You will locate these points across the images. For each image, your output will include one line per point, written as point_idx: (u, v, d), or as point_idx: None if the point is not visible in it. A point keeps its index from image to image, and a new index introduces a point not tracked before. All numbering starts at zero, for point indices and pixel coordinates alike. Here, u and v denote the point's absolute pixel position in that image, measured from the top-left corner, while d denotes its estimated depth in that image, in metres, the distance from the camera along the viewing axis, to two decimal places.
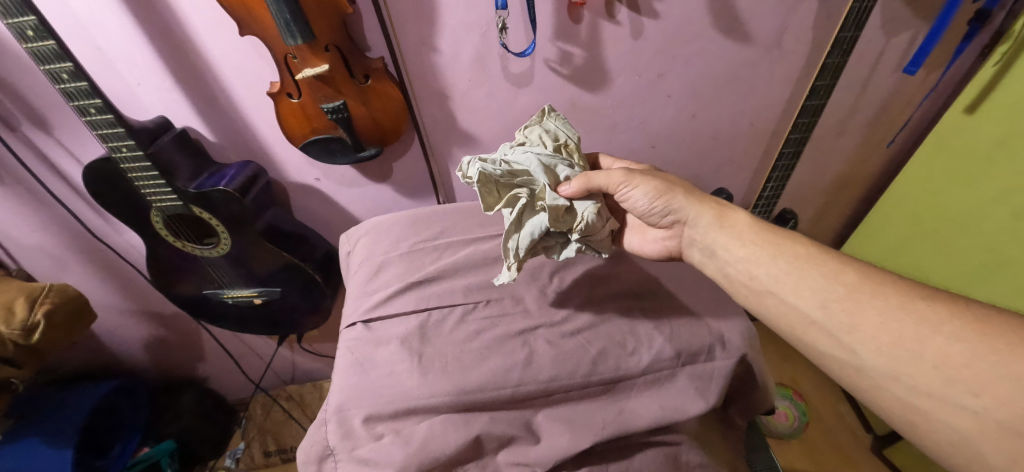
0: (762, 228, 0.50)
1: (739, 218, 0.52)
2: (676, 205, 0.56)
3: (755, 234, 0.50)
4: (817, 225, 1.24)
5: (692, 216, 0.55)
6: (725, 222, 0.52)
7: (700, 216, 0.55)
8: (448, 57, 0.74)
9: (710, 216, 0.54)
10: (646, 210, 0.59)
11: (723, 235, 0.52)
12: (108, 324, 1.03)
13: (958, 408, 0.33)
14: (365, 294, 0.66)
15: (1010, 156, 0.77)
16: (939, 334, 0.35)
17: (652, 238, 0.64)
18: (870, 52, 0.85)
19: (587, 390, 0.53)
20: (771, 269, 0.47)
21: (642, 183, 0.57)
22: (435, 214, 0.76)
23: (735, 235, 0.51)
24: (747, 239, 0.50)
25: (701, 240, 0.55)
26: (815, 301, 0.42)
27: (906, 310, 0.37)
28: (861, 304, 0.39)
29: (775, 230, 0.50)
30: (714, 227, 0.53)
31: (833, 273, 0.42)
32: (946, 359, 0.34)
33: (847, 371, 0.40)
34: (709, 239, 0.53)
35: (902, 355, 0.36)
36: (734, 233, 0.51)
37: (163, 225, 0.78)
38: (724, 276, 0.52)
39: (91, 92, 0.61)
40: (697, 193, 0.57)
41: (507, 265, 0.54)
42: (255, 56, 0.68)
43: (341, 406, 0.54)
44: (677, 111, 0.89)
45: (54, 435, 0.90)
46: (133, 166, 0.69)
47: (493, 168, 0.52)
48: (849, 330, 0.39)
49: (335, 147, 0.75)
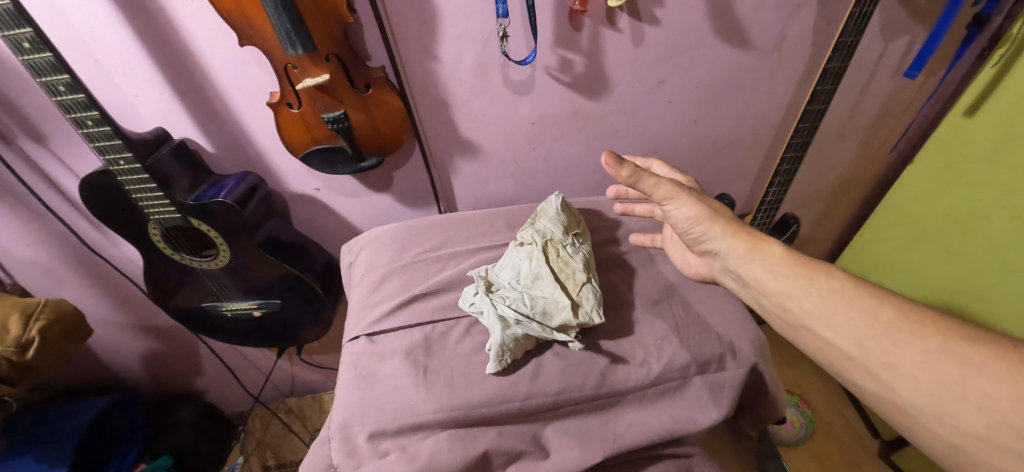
0: (796, 262, 0.48)
1: (773, 250, 0.50)
2: (711, 234, 0.53)
3: (790, 268, 0.48)
4: (818, 229, 1.23)
5: (723, 247, 0.53)
6: (757, 254, 0.50)
7: (732, 248, 0.52)
8: (449, 65, 0.74)
9: (742, 247, 0.51)
10: (683, 231, 0.56)
11: (754, 268, 0.50)
12: (104, 338, 1.01)
13: (1005, 451, 0.33)
14: (366, 308, 0.65)
15: (1009, 160, 0.78)
16: (983, 376, 0.35)
17: (689, 257, 0.62)
18: (869, 57, 0.85)
19: (597, 403, 0.52)
20: (805, 302, 0.45)
21: (685, 203, 0.53)
22: (437, 223, 0.74)
23: (768, 268, 0.49)
24: (780, 272, 0.48)
25: (733, 270, 0.53)
26: (851, 339, 0.42)
27: (946, 351, 0.37)
28: (899, 343, 0.39)
29: (812, 263, 0.47)
30: (746, 259, 0.51)
31: (869, 309, 0.42)
32: (991, 401, 0.34)
33: (887, 407, 0.40)
34: (739, 270, 0.51)
35: (944, 396, 0.36)
36: (767, 267, 0.49)
37: (161, 237, 0.77)
38: (759, 305, 0.51)
39: (88, 104, 0.60)
40: (734, 221, 0.53)
41: (508, 321, 0.55)
42: (255, 66, 0.68)
43: (345, 423, 0.52)
44: (677, 116, 0.89)
45: (47, 455, 0.89)
46: (130, 178, 0.68)
47: (476, 270, 0.63)
48: (888, 367, 0.39)
49: (334, 157, 0.75)
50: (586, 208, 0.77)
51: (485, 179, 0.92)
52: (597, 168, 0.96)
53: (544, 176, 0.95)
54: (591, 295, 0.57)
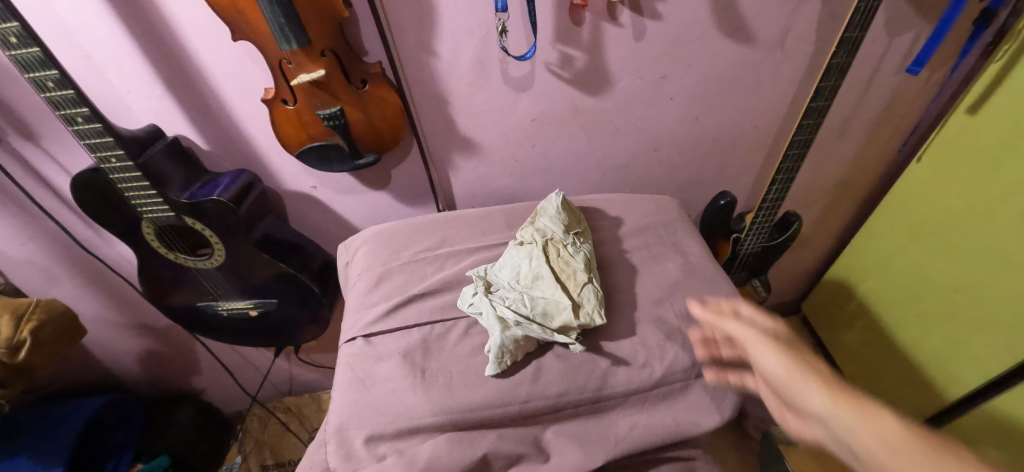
0: (922, 441, 0.35)
1: (891, 424, 0.36)
2: (806, 392, 0.42)
3: (914, 449, 0.34)
4: (820, 227, 1.22)
5: (825, 413, 0.40)
6: (868, 424, 0.37)
7: (836, 414, 0.39)
8: (447, 61, 0.72)
9: (849, 415, 0.38)
10: (774, 389, 0.45)
11: (867, 447, 0.36)
12: (99, 338, 1.00)
13: None
14: (364, 308, 0.64)
15: (1009, 158, 0.77)
16: None
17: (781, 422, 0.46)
18: (873, 53, 0.84)
19: (598, 405, 0.51)
20: None
21: (772, 349, 0.45)
22: (435, 221, 0.73)
23: (882, 445, 0.36)
24: (899, 455, 0.35)
25: (837, 444, 0.39)
26: None
27: None
28: None
29: (938, 441, 0.34)
30: (854, 430, 0.37)
31: None
32: None
33: None
34: (844, 444, 0.38)
35: None
36: (884, 446, 0.36)
37: (155, 237, 0.76)
38: None
39: (78, 101, 0.58)
40: (837, 380, 0.41)
41: (508, 324, 0.54)
42: (249, 61, 0.67)
43: (342, 426, 0.51)
44: (679, 113, 0.88)
45: (42, 455, 0.87)
46: (122, 176, 0.67)
47: (476, 269, 0.62)
48: None
49: (331, 155, 0.73)
50: (587, 206, 0.76)
51: (484, 177, 0.91)
52: (597, 166, 0.95)
53: (544, 174, 0.94)
54: (592, 296, 0.56)
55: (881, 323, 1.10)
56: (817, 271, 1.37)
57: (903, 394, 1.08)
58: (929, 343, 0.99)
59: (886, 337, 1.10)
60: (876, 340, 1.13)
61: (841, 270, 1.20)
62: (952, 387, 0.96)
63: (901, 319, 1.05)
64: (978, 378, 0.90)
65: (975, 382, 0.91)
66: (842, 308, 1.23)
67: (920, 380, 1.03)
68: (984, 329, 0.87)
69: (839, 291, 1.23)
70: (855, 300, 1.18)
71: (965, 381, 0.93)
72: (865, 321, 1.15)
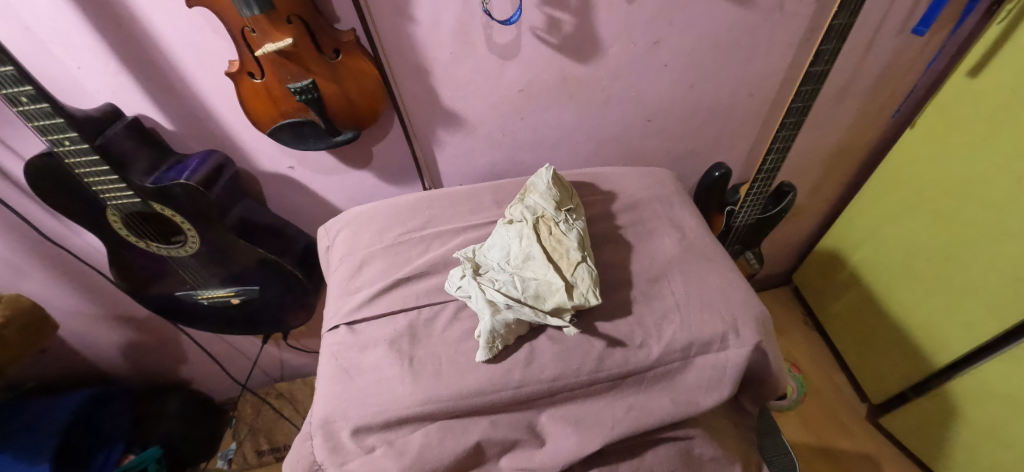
0: None
1: None
2: None
3: None
4: (815, 197, 1.21)
5: None
6: None
7: None
8: (426, 28, 0.67)
9: None
10: None
11: None
12: (76, 331, 0.97)
13: None
14: (347, 294, 0.61)
15: (1007, 120, 0.75)
16: None
17: None
18: (874, 14, 0.80)
19: (594, 387, 0.50)
20: None
21: None
22: (420, 200, 0.70)
23: None
24: None
25: None
26: None
27: None
28: None
29: None
30: None
31: None
32: None
33: None
34: None
35: None
36: None
37: (122, 225, 0.71)
38: None
39: (20, 78, 0.52)
40: None
41: (501, 306, 0.51)
42: (209, 30, 0.61)
43: (327, 417, 0.49)
44: (673, 81, 0.84)
45: (27, 451, 0.85)
46: (79, 161, 0.61)
47: (464, 250, 0.59)
48: None
49: (306, 133, 0.69)
50: (578, 181, 0.73)
51: (471, 153, 0.87)
52: (589, 138, 0.91)
53: (533, 148, 0.90)
54: (586, 275, 0.53)
55: (872, 291, 1.10)
56: (809, 240, 1.36)
57: (890, 361, 1.10)
58: (919, 310, 0.99)
59: (877, 306, 1.10)
60: (865, 308, 1.14)
61: (833, 240, 1.19)
62: (943, 352, 0.96)
63: (891, 287, 1.05)
64: (967, 343, 0.90)
65: (965, 347, 0.91)
66: (833, 278, 1.23)
67: (910, 346, 1.04)
68: (979, 295, 0.86)
69: (830, 261, 1.23)
70: (846, 270, 1.18)
71: (954, 347, 0.94)
72: (856, 290, 1.16)
